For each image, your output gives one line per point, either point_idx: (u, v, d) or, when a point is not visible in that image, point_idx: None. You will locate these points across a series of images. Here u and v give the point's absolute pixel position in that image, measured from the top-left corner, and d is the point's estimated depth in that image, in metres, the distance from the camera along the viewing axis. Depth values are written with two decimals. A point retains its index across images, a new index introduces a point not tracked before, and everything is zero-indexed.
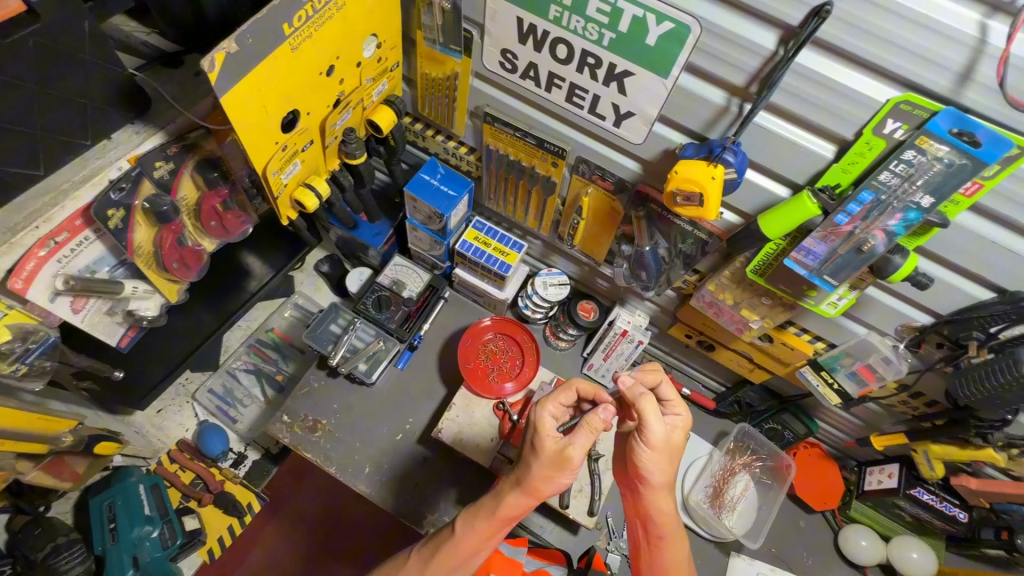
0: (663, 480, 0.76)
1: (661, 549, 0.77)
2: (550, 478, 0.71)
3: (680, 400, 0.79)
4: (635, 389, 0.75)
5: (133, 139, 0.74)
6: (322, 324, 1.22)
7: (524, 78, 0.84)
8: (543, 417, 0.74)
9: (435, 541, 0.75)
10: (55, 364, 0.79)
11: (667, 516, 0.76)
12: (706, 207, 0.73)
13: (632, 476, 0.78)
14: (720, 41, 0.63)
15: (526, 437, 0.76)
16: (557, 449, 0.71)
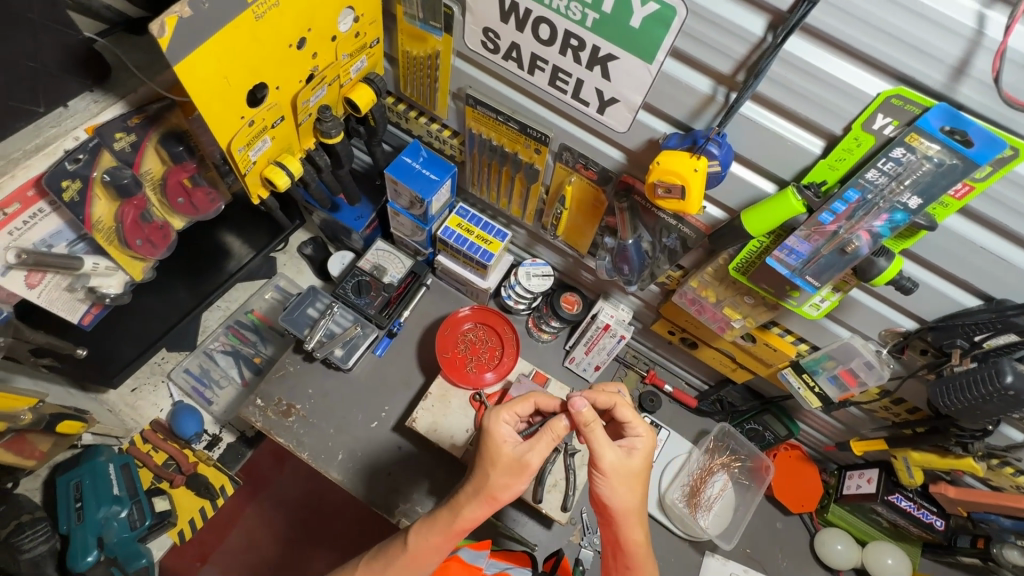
0: (630, 507, 0.73)
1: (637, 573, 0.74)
2: (508, 485, 0.72)
3: (640, 420, 0.78)
4: (584, 416, 0.72)
5: (91, 109, 0.70)
6: (299, 307, 1.21)
7: (506, 59, 0.80)
8: (498, 425, 0.74)
9: (387, 558, 0.74)
10: (8, 340, 0.77)
11: (636, 543, 0.74)
12: (687, 200, 0.71)
13: (600, 508, 0.76)
14: (707, 25, 0.60)
15: (479, 444, 0.76)
16: (513, 457, 0.72)
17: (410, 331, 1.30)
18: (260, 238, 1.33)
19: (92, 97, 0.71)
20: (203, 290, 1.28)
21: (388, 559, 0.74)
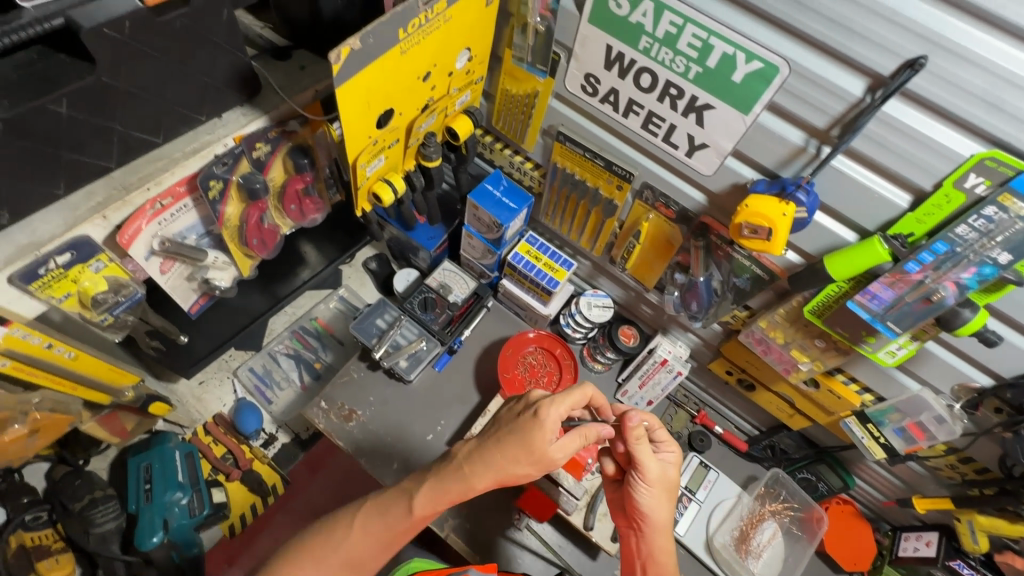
0: (663, 519, 0.85)
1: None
2: (528, 475, 0.77)
3: (671, 439, 0.87)
4: (636, 431, 0.82)
5: (241, 121, 0.79)
6: (369, 317, 1.28)
7: (603, 102, 0.88)
8: (550, 417, 0.77)
9: (382, 509, 0.78)
10: (136, 320, 0.84)
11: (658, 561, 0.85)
12: (773, 241, 0.75)
13: (634, 518, 0.87)
14: (807, 83, 0.66)
15: (520, 425, 0.78)
16: (545, 455, 0.77)
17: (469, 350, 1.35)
18: (334, 250, 1.42)
19: (242, 110, 0.79)
20: (277, 294, 1.36)
21: (382, 507, 0.78)
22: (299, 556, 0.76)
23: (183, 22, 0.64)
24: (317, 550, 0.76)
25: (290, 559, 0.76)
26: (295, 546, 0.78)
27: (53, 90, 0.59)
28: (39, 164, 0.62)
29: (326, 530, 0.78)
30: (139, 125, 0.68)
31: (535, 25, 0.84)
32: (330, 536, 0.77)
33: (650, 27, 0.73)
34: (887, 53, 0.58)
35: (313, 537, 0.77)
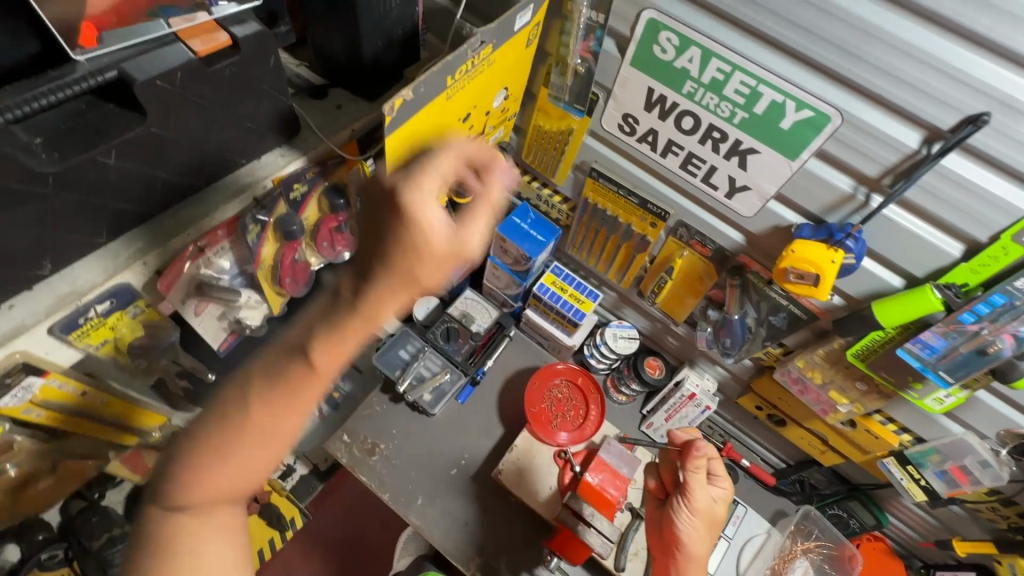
0: (700, 551, 0.87)
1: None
2: (440, 278, 0.44)
3: (726, 478, 0.92)
4: (697, 459, 0.88)
5: (279, 162, 0.78)
6: (393, 348, 1.25)
7: (640, 141, 0.87)
8: (427, 208, 0.43)
9: (240, 393, 0.48)
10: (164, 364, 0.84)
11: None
12: (819, 287, 0.75)
13: (670, 546, 0.89)
14: (861, 133, 0.65)
15: (386, 229, 0.43)
16: (451, 245, 0.44)
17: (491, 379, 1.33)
18: None
19: (280, 151, 0.79)
20: None
21: (271, 390, 0.46)
22: (208, 470, 0.48)
23: (232, 70, 0.63)
24: (250, 424, 0.47)
25: (225, 417, 0.48)
26: (183, 466, 0.49)
27: (102, 141, 0.57)
28: (86, 212, 0.61)
29: (222, 436, 0.47)
30: (182, 170, 0.67)
31: (575, 66, 0.84)
32: (228, 446, 0.47)
33: (696, 73, 0.73)
34: (948, 108, 0.58)
35: (206, 456, 0.48)
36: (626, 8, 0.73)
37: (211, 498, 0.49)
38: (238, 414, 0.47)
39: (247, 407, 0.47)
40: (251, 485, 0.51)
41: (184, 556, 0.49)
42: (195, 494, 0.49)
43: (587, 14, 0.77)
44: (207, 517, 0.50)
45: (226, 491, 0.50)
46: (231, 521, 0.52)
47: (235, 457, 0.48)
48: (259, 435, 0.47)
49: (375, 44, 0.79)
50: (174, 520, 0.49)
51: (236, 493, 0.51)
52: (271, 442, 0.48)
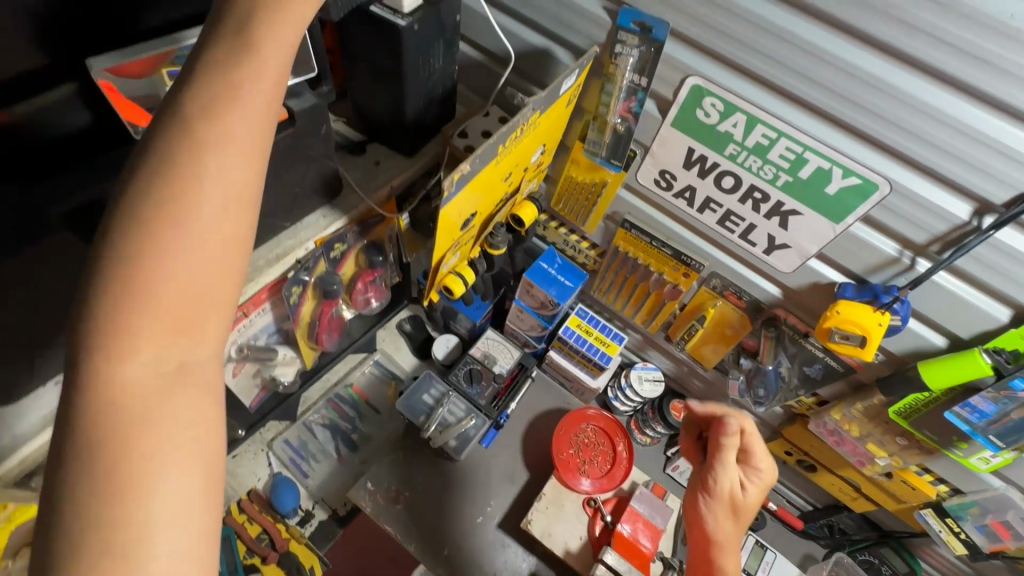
0: (732, 550, 0.75)
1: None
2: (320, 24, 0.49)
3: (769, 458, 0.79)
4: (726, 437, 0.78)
5: (321, 223, 0.77)
6: (416, 393, 1.24)
7: (677, 197, 0.88)
8: None
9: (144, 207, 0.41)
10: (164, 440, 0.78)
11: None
12: (865, 348, 0.75)
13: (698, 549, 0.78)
14: (908, 202, 0.66)
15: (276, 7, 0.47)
16: None
17: (514, 422, 1.32)
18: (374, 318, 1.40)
19: (322, 211, 0.78)
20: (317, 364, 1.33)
21: (219, 108, 0.44)
22: (156, 293, 0.40)
23: (286, 142, 0.64)
24: (202, 186, 0.42)
25: (162, 228, 0.41)
26: (105, 287, 0.40)
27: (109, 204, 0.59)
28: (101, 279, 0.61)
29: (151, 234, 0.41)
30: None
31: (615, 124, 0.84)
32: (203, 161, 0.42)
33: (739, 136, 0.74)
34: (1000, 184, 0.59)
35: (138, 269, 0.40)
36: (669, 73, 0.74)
37: (159, 337, 0.41)
38: (169, 206, 0.41)
39: (179, 188, 0.42)
40: (209, 336, 0.43)
41: (138, 398, 0.39)
42: (140, 338, 0.40)
43: (629, 77, 0.77)
44: (175, 380, 0.41)
45: (177, 325, 0.41)
46: (208, 378, 0.43)
47: (181, 258, 0.41)
48: (204, 237, 0.42)
49: (417, 105, 0.80)
50: (101, 361, 0.39)
51: (186, 330, 0.42)
52: (245, 195, 0.44)
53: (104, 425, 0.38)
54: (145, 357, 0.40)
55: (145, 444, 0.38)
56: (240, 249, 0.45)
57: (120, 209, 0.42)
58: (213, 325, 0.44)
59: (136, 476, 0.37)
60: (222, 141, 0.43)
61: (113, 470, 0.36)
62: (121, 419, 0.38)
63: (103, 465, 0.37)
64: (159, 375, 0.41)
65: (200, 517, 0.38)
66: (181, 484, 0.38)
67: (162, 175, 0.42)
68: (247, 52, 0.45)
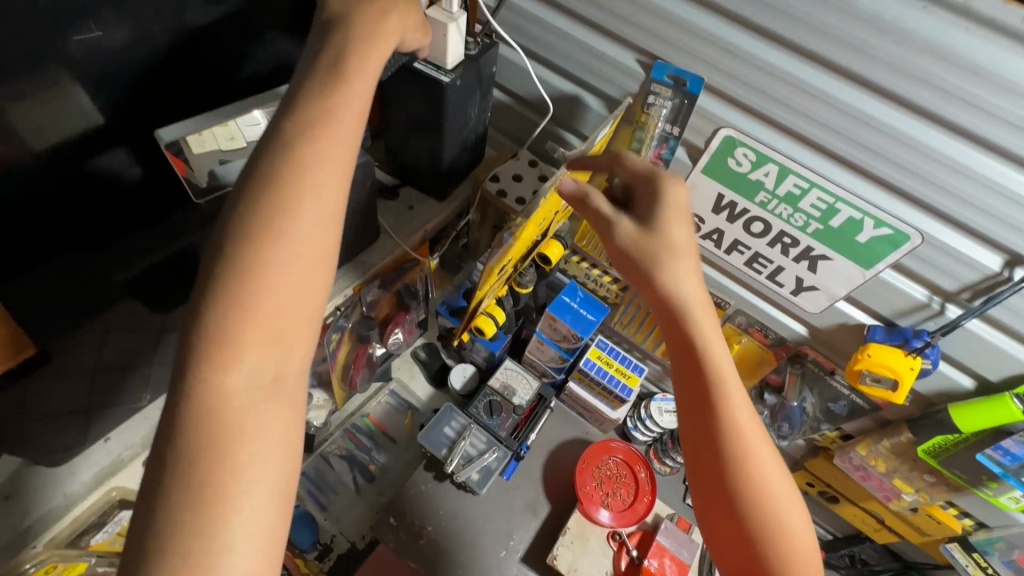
0: (702, 312, 0.60)
1: (797, 542, 0.54)
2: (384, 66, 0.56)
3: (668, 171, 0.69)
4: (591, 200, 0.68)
5: (359, 271, 0.79)
6: (437, 426, 1.23)
7: (704, 238, 0.90)
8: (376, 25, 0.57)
9: (248, 226, 0.45)
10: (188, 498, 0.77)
11: (750, 476, 0.55)
12: (896, 392, 0.76)
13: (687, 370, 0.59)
14: (939, 253, 0.68)
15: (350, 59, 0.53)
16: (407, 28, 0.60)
17: (533, 454, 1.31)
18: None
19: (359, 259, 0.80)
20: None
21: (317, 131, 0.49)
22: (260, 307, 0.44)
23: None
24: (303, 205, 0.46)
25: (265, 246, 0.44)
26: (217, 296, 0.43)
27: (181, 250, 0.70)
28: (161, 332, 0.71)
29: (258, 248, 0.44)
30: None
31: None
32: (304, 186, 0.47)
33: (771, 185, 0.76)
34: None
35: (245, 278, 0.44)
36: (702, 124, 0.77)
37: (260, 348, 0.44)
38: (276, 222, 0.45)
39: (281, 209, 0.45)
40: (299, 348, 0.46)
41: (239, 409, 0.42)
42: (244, 348, 0.43)
43: (662, 125, 0.78)
44: (269, 392, 0.44)
45: (274, 337, 0.45)
46: (294, 394, 0.46)
47: (281, 275, 0.45)
48: (300, 251, 0.46)
49: (454, 152, 0.82)
50: (208, 371, 0.42)
51: (280, 342, 0.45)
52: (334, 224, 0.48)
53: (212, 426, 0.41)
54: (248, 367, 0.43)
55: (237, 458, 0.41)
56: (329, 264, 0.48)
57: (213, 282, 0.44)
58: (303, 338, 0.46)
59: (225, 491, 0.39)
60: (320, 163, 0.48)
61: (219, 453, 0.40)
62: (224, 427, 0.41)
63: (204, 467, 0.40)
64: (255, 388, 0.44)
65: (271, 517, 0.41)
66: (268, 482, 0.42)
67: (268, 197, 0.46)
68: (336, 95, 0.51)
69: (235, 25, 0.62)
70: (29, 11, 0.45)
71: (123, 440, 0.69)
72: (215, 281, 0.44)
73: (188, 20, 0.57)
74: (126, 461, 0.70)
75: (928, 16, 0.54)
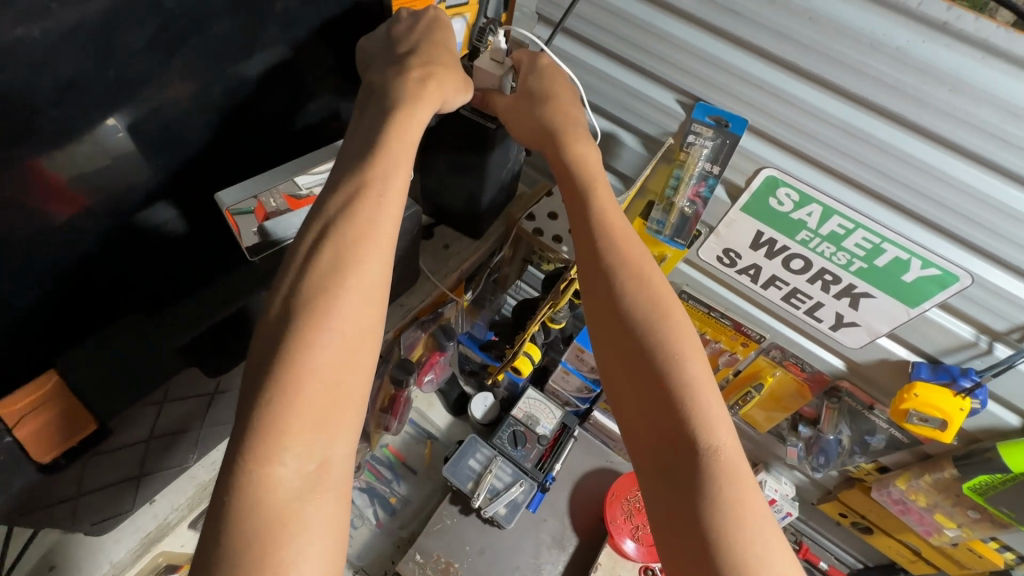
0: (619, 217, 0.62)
1: (702, 406, 0.51)
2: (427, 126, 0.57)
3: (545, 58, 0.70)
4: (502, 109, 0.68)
5: (399, 312, 0.80)
6: (462, 459, 1.20)
7: (740, 273, 0.89)
8: (418, 86, 0.57)
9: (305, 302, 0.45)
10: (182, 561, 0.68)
11: (645, 333, 0.55)
12: (945, 431, 0.76)
13: (620, 282, 0.58)
14: (988, 293, 0.68)
15: (399, 127, 0.54)
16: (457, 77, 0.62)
17: (558, 486, 1.28)
18: None
19: (399, 300, 0.81)
20: None
21: (372, 198, 0.50)
22: (301, 393, 0.42)
23: None
24: (345, 284, 0.46)
25: (312, 330, 0.44)
26: (275, 370, 0.42)
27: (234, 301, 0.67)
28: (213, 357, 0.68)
29: (300, 331, 0.43)
30: None
31: (681, 204, 0.81)
32: (354, 266, 0.47)
33: (814, 225, 0.75)
34: None
35: (288, 357, 0.42)
36: (743, 163, 0.76)
37: (304, 434, 0.41)
38: (320, 301, 0.44)
39: (327, 290, 0.45)
40: (345, 432, 0.43)
41: (282, 505, 0.39)
42: (287, 438, 0.40)
43: (702, 165, 0.77)
44: (315, 481, 0.41)
45: (317, 423, 0.42)
46: (342, 482, 0.42)
47: (324, 356, 0.43)
48: (345, 333, 0.45)
49: (492, 193, 0.82)
50: (253, 461, 0.40)
51: (325, 427, 0.42)
52: (379, 302, 0.48)
53: (258, 519, 0.38)
54: (292, 456, 0.40)
55: (284, 549, 0.38)
56: (374, 344, 0.47)
57: (278, 351, 0.43)
58: (347, 422, 0.44)
59: None
60: (365, 242, 0.48)
61: (272, 541, 0.38)
62: (267, 522, 0.38)
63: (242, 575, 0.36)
64: (302, 478, 0.41)
65: None
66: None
67: (312, 279, 0.46)
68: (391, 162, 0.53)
69: (288, 82, 0.63)
70: (100, 79, 0.46)
71: (169, 503, 0.67)
72: (272, 360, 0.43)
73: (244, 78, 0.58)
74: (170, 524, 0.67)
75: (986, 68, 0.54)
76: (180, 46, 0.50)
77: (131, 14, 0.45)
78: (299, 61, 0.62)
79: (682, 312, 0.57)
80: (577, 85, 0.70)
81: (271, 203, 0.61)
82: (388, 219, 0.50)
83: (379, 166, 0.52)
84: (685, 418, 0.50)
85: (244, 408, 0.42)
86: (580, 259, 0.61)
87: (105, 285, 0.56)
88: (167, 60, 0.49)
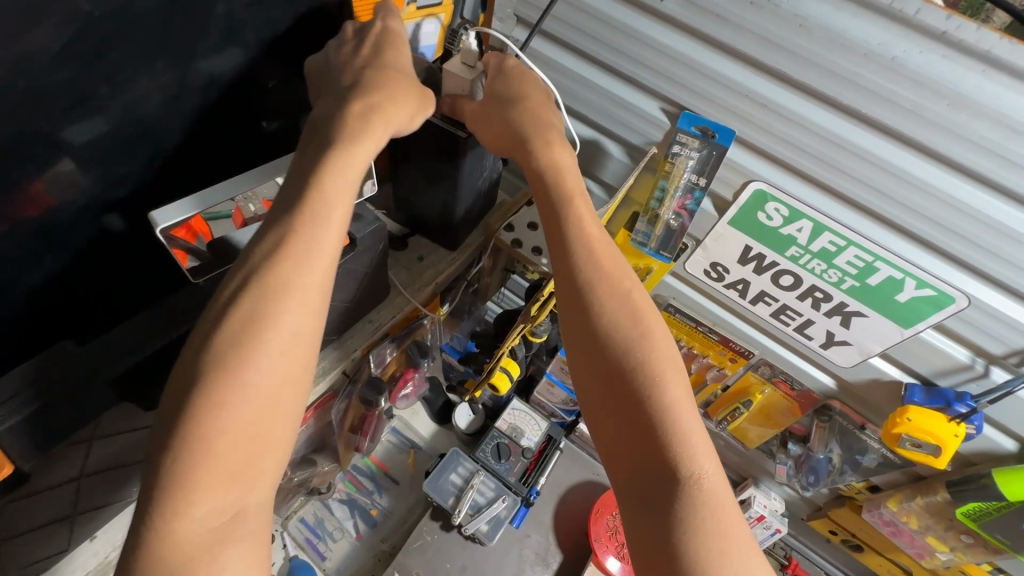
0: (595, 227, 0.58)
1: (682, 431, 0.47)
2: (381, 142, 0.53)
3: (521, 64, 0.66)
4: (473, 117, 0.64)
5: (368, 328, 0.77)
6: (442, 474, 1.15)
7: (728, 287, 0.85)
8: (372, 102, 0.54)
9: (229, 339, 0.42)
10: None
11: (624, 353, 0.51)
12: (939, 456, 0.72)
13: (597, 298, 0.54)
14: (987, 316, 0.65)
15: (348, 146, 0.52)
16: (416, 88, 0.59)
17: (542, 500, 1.24)
18: None
19: (368, 314, 0.78)
20: None
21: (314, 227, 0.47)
22: (215, 444, 0.39)
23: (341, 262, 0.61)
24: (281, 318, 0.43)
25: (240, 376, 0.41)
26: (200, 412, 0.39)
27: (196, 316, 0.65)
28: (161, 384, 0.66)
29: (227, 369, 0.41)
30: None
31: (667, 217, 0.78)
32: (285, 306, 0.44)
33: (804, 241, 0.72)
34: None
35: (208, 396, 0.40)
36: (731, 175, 0.73)
37: (219, 483, 0.39)
38: (252, 338, 0.42)
39: (265, 326, 0.43)
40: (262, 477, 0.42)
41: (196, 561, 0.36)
42: (194, 491, 0.38)
43: (687, 176, 0.74)
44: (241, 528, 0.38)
45: (239, 466, 0.40)
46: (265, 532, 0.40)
47: (240, 404, 0.40)
48: (277, 370, 0.43)
49: (467, 203, 0.78)
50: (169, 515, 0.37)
51: (241, 475, 0.40)
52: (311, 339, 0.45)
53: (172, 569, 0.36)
54: (202, 510, 0.38)
55: None
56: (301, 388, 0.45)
57: (211, 389, 0.40)
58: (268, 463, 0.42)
59: None
60: (301, 278, 0.45)
61: None
62: None
63: None
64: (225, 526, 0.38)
65: None
66: None
67: (237, 316, 0.43)
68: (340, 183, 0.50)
69: (242, 89, 0.59)
70: (9, 91, 0.41)
71: (110, 539, 0.62)
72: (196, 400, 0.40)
73: (192, 85, 0.54)
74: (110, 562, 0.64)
75: (988, 82, 0.51)
76: (106, 53, 0.45)
77: (41, 20, 0.40)
78: (254, 66, 0.58)
79: (662, 331, 0.53)
80: (550, 87, 0.66)
81: (249, 207, 0.59)
82: (324, 253, 0.47)
83: (333, 194, 0.49)
84: (666, 444, 0.47)
85: (158, 458, 0.39)
86: (556, 270, 0.57)
87: (29, 309, 0.52)
88: (100, 69, 0.46)
